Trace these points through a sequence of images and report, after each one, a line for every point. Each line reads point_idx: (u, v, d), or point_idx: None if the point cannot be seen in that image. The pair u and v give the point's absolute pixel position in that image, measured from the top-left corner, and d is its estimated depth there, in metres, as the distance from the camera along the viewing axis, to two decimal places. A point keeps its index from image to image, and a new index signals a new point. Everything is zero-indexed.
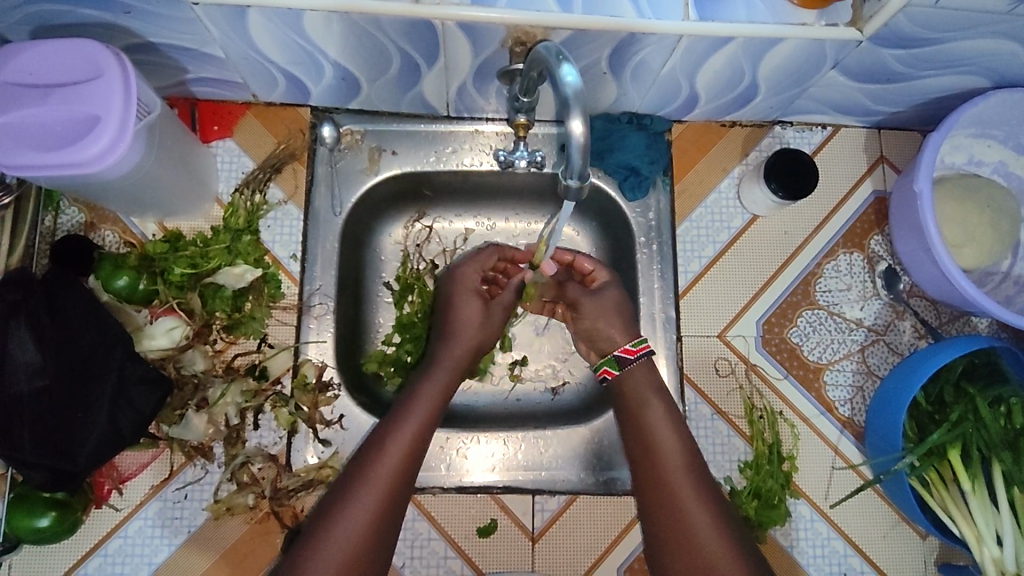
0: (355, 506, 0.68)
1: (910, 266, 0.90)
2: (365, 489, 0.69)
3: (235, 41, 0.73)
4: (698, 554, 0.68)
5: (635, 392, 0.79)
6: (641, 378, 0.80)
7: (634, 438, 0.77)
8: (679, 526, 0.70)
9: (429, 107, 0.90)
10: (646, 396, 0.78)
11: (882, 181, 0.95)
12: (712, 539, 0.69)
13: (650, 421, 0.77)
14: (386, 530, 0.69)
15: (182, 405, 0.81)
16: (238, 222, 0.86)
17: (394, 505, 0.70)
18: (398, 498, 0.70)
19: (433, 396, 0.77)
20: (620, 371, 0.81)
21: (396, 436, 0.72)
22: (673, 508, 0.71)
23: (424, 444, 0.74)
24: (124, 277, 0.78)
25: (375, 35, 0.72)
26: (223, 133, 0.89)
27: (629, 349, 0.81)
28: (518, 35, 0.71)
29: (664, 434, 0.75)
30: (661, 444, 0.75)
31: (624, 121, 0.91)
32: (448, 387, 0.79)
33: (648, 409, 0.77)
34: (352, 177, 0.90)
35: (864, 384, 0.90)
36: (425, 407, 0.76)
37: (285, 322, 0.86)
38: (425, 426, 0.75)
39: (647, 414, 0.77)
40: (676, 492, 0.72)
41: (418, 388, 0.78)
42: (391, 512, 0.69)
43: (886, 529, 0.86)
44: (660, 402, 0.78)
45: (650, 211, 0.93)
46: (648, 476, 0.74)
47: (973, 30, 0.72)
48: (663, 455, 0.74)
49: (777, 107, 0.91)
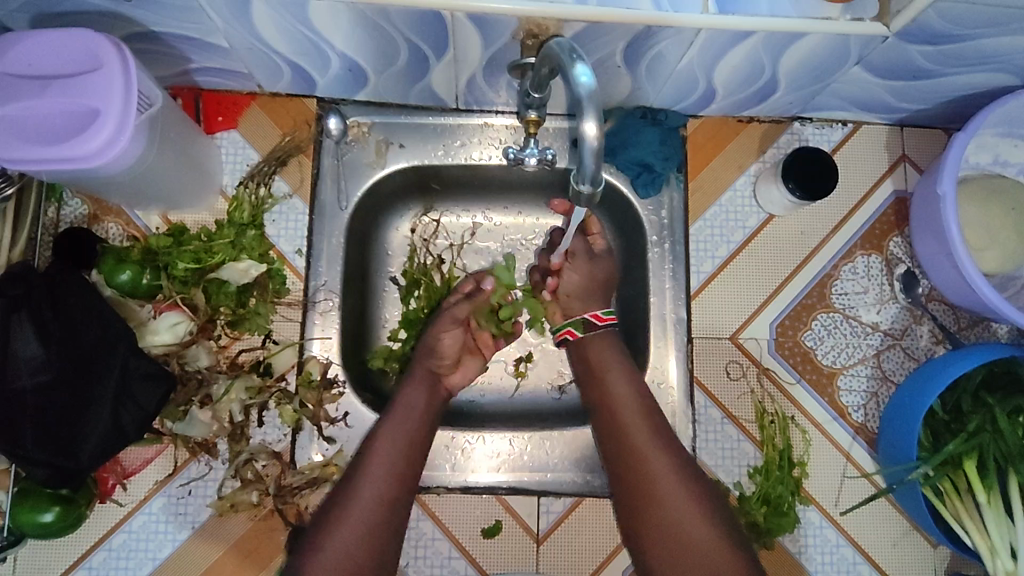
0: (349, 522, 0.69)
1: (930, 269, 0.87)
2: (357, 505, 0.70)
3: (240, 31, 0.71)
4: (661, 510, 0.71)
5: (600, 364, 0.81)
6: (604, 348, 0.82)
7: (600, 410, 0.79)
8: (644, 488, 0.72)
9: (438, 99, 0.88)
10: (608, 364, 0.80)
11: (904, 181, 0.93)
12: (676, 495, 0.71)
13: (614, 389, 0.79)
14: (384, 545, 0.70)
15: (187, 401, 0.80)
16: (242, 216, 0.84)
17: (400, 493, 0.72)
18: (393, 514, 0.71)
19: (416, 410, 0.78)
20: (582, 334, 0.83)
21: (381, 450, 0.74)
22: (636, 466, 0.73)
23: (411, 458, 0.75)
24: (128, 271, 0.77)
25: (382, 26, 0.70)
26: (228, 125, 0.87)
27: (599, 316, 0.83)
28: (530, 28, 0.69)
29: (625, 398, 0.78)
30: (623, 409, 0.77)
31: (638, 116, 0.88)
32: (431, 402, 0.81)
33: (613, 379, 0.79)
34: (359, 170, 0.89)
35: (879, 390, 0.88)
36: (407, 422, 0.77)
37: (290, 317, 0.85)
38: (411, 442, 0.76)
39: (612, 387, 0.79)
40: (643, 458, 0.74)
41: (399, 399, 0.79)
42: (386, 529, 0.70)
43: (897, 537, 0.85)
44: (621, 368, 0.80)
45: (663, 209, 0.90)
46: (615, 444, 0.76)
47: (1005, 27, 0.68)
48: (625, 420, 0.76)
49: (796, 103, 0.88)
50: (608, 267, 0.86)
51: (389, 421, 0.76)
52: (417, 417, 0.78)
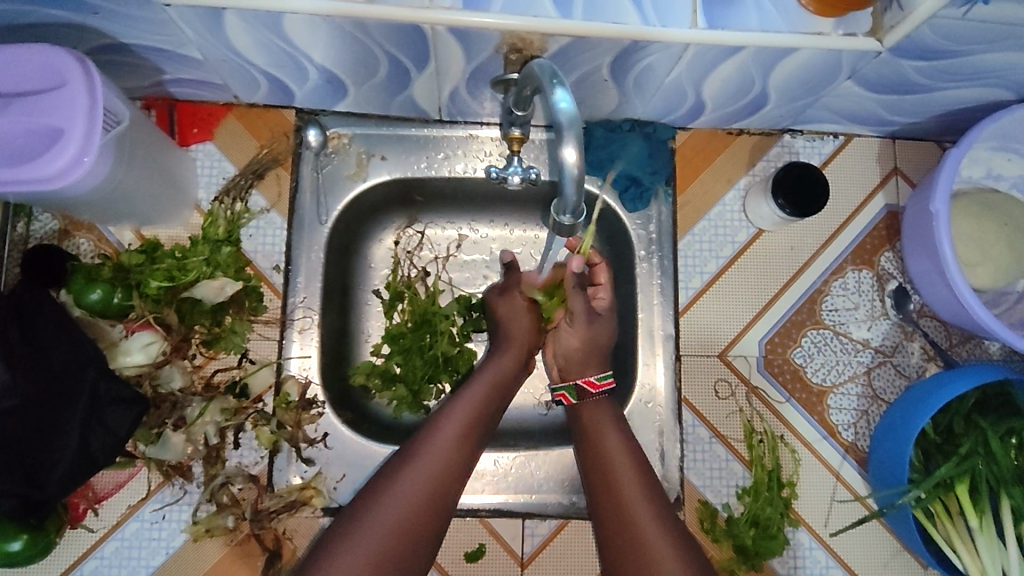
0: (387, 515, 0.63)
1: (921, 285, 0.86)
2: (399, 495, 0.65)
3: (213, 43, 0.69)
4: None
5: (594, 426, 0.77)
6: (600, 411, 0.78)
7: (591, 467, 0.74)
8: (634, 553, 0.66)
9: (421, 110, 0.85)
10: (604, 425, 0.77)
11: (895, 195, 0.91)
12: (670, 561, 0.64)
13: (607, 451, 0.74)
14: (416, 549, 0.64)
15: (159, 423, 0.77)
16: (218, 232, 0.81)
17: (440, 499, 0.67)
18: (433, 518, 0.66)
19: (475, 409, 0.74)
20: (576, 400, 0.79)
21: (436, 448, 0.69)
22: (630, 534, 0.68)
23: (463, 461, 0.70)
24: (99, 291, 0.75)
25: (361, 39, 0.67)
26: (203, 136, 0.85)
27: (593, 382, 0.79)
28: (513, 41, 0.66)
29: (620, 464, 0.73)
30: (616, 466, 0.73)
31: (626, 129, 0.86)
32: (494, 405, 0.77)
33: (607, 437, 0.76)
34: (339, 183, 0.86)
35: (869, 409, 0.86)
36: (465, 422, 0.73)
37: (267, 336, 0.83)
38: (465, 446, 0.71)
39: (606, 443, 0.75)
40: (636, 519, 0.68)
41: (461, 395, 0.76)
42: (422, 531, 0.65)
43: (886, 557, 0.84)
44: (615, 424, 0.77)
45: (652, 223, 0.88)
46: (605, 504, 0.71)
47: (1000, 43, 0.67)
48: (620, 483, 0.71)
49: (787, 116, 0.86)
50: (608, 332, 0.81)
51: (448, 419, 0.72)
52: (477, 419, 0.74)
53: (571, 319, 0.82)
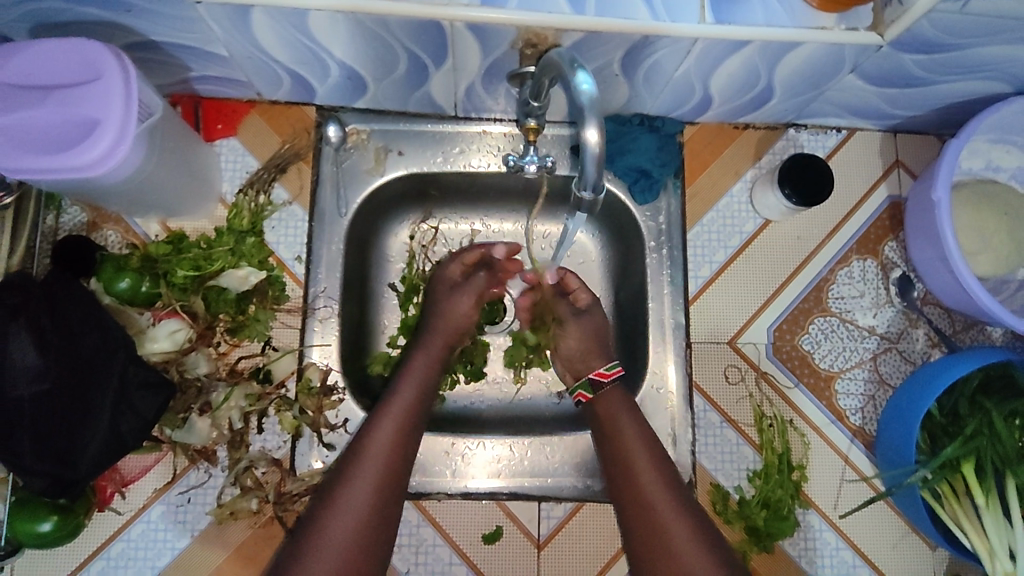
0: (338, 523, 0.66)
1: (925, 273, 0.88)
2: (348, 504, 0.67)
3: (240, 40, 0.72)
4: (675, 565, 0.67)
5: (609, 415, 0.78)
6: (615, 399, 0.80)
7: (609, 458, 0.76)
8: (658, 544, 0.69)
9: (437, 106, 0.88)
10: (619, 413, 0.78)
11: (898, 186, 0.94)
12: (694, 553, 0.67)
13: (625, 437, 0.76)
14: (373, 550, 0.66)
15: (185, 408, 0.79)
16: (241, 223, 0.84)
17: (389, 488, 0.70)
18: (382, 518, 0.68)
19: (408, 406, 0.75)
20: (593, 394, 0.81)
21: (374, 451, 0.70)
22: (652, 526, 0.70)
23: (402, 459, 0.71)
24: (127, 279, 0.77)
25: (381, 35, 0.70)
26: (227, 132, 0.88)
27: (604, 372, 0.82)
28: (529, 37, 0.69)
29: (635, 450, 0.74)
30: (633, 456, 0.74)
31: (636, 123, 0.89)
32: (424, 399, 0.77)
33: (624, 427, 0.76)
34: (358, 176, 0.89)
35: (876, 393, 0.88)
36: (400, 421, 0.74)
37: (290, 324, 0.85)
38: (403, 444, 0.72)
39: (622, 432, 0.76)
40: (656, 511, 0.70)
41: (394, 394, 0.76)
42: (376, 531, 0.67)
43: (895, 539, 0.85)
44: (628, 413, 0.78)
45: (661, 215, 0.91)
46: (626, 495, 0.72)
47: (996, 36, 0.70)
48: (637, 474, 0.73)
49: (791, 110, 0.89)
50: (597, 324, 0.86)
51: (382, 422, 0.73)
52: (411, 413, 0.75)
53: (562, 325, 0.86)
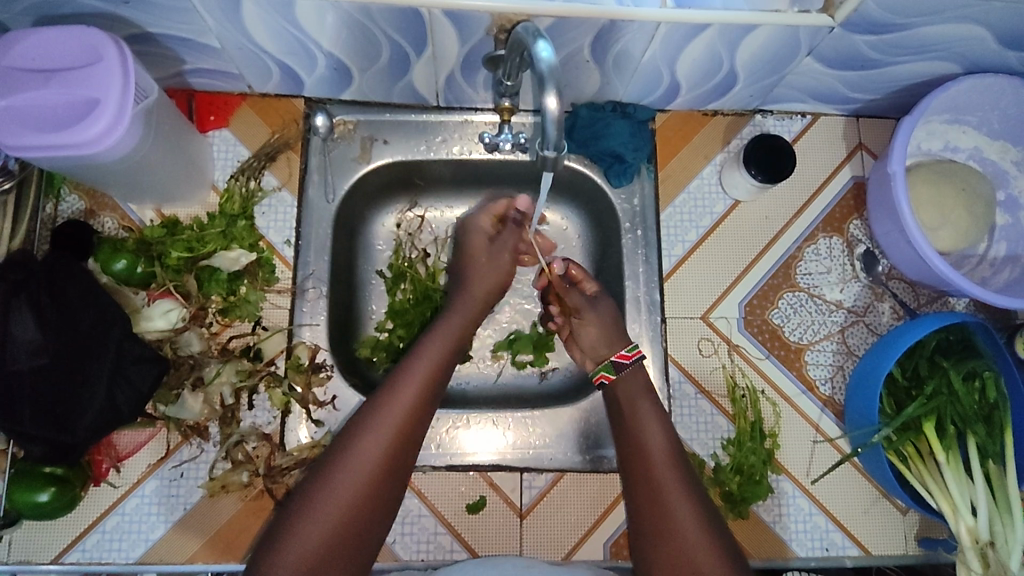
0: (346, 477, 0.67)
1: (888, 248, 0.93)
2: (368, 443, 0.69)
3: (232, 31, 0.76)
4: (677, 544, 0.69)
5: (629, 398, 0.82)
6: (634, 384, 0.83)
7: (624, 439, 0.79)
8: (660, 520, 0.71)
9: (420, 97, 0.93)
10: (639, 397, 0.81)
11: (861, 167, 0.98)
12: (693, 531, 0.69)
13: (641, 418, 0.79)
14: (390, 483, 0.69)
15: (179, 384, 0.83)
16: (233, 207, 0.88)
17: (410, 434, 0.72)
18: (404, 454, 0.71)
19: (432, 370, 0.76)
20: (616, 375, 0.84)
21: (398, 399, 0.73)
22: (656, 501, 0.72)
23: (421, 415, 0.73)
24: (123, 260, 0.81)
25: (364, 23, 0.75)
26: (219, 123, 0.92)
27: (625, 354, 0.85)
28: (502, 23, 0.74)
29: (651, 431, 0.78)
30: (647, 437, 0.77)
31: (609, 109, 0.93)
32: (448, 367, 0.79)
33: (642, 410, 0.80)
34: (345, 164, 0.93)
35: (844, 364, 0.92)
36: (429, 371, 0.76)
37: (280, 304, 0.88)
38: (422, 408, 0.73)
39: (641, 414, 0.79)
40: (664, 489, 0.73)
41: (426, 343, 0.80)
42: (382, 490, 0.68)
43: (867, 504, 0.88)
44: (647, 399, 0.81)
45: (635, 198, 0.96)
46: (637, 476, 0.75)
47: (938, 16, 0.75)
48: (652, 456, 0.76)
49: (757, 95, 0.93)
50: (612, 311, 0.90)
51: (412, 368, 0.76)
52: (433, 378, 0.76)
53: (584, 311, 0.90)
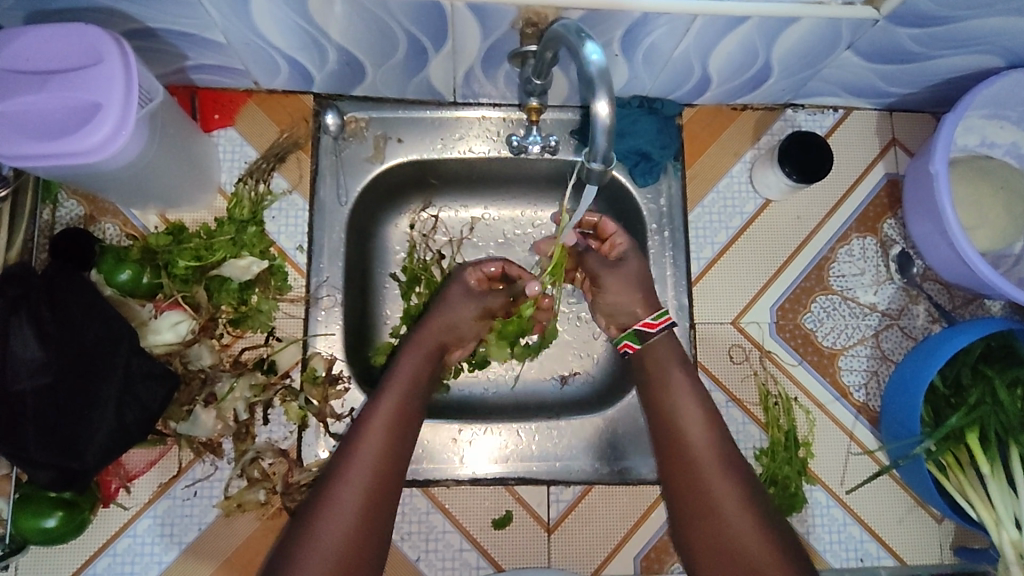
0: (329, 529, 0.66)
1: (924, 248, 0.89)
2: (363, 456, 0.70)
3: (237, 25, 0.71)
4: (719, 525, 0.69)
5: (657, 365, 0.79)
6: (664, 351, 0.79)
7: (658, 417, 0.77)
8: (701, 499, 0.71)
9: (436, 92, 0.88)
10: (667, 365, 0.79)
11: (895, 164, 0.94)
12: (733, 512, 0.69)
13: (672, 392, 0.77)
14: (390, 491, 0.70)
15: (190, 400, 0.79)
16: (242, 213, 0.84)
17: (400, 444, 0.73)
18: (396, 464, 0.72)
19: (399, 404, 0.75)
20: (641, 345, 0.80)
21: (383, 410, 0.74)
22: (696, 481, 0.72)
23: (407, 423, 0.74)
24: (127, 271, 0.76)
25: (380, 15, 0.69)
26: (224, 122, 0.87)
27: (649, 322, 0.80)
28: (529, 16, 0.69)
29: (687, 406, 0.76)
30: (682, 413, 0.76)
31: (635, 105, 0.89)
32: (417, 397, 0.77)
33: (672, 382, 0.77)
34: (358, 165, 0.88)
35: (878, 369, 0.89)
36: (409, 381, 0.77)
37: (293, 314, 0.84)
38: (392, 445, 0.72)
39: (673, 390, 0.77)
40: (703, 470, 0.72)
41: (408, 352, 0.80)
42: (370, 535, 0.67)
43: (902, 513, 0.86)
44: (679, 368, 0.78)
45: (662, 197, 0.91)
46: (675, 458, 0.74)
47: (990, 8, 0.70)
48: (688, 434, 0.74)
49: (789, 89, 0.89)
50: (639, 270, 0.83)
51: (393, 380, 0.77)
52: (410, 395, 0.76)
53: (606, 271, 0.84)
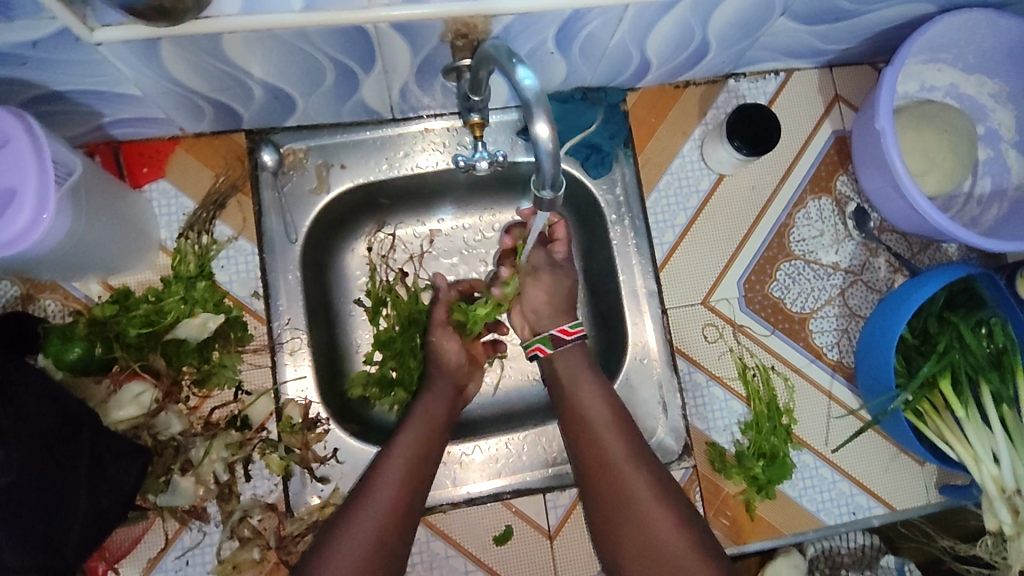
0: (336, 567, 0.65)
1: (878, 202, 0.90)
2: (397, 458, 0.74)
3: (150, 76, 0.67)
4: (639, 519, 0.69)
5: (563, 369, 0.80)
6: (574, 356, 0.80)
7: (568, 419, 0.77)
8: (616, 497, 0.71)
9: (372, 112, 0.84)
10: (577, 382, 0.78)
11: (841, 121, 0.95)
12: (653, 508, 0.70)
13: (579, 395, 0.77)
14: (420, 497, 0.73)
15: (166, 470, 0.77)
16: (188, 269, 0.80)
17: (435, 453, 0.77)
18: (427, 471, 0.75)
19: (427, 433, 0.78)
20: (553, 350, 0.81)
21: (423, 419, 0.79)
22: (612, 479, 0.72)
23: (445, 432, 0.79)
24: (78, 348, 0.73)
25: (301, 48, 0.66)
26: (155, 175, 0.83)
27: (567, 329, 0.81)
28: (458, 27, 0.66)
29: (595, 405, 0.76)
30: (591, 413, 0.76)
31: (578, 98, 0.87)
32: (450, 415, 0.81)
33: (580, 385, 0.78)
34: (302, 198, 0.85)
35: (848, 326, 0.91)
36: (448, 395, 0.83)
37: (258, 364, 0.81)
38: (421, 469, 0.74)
39: (580, 392, 0.77)
40: (618, 467, 0.72)
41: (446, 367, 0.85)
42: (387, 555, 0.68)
43: (887, 462, 0.89)
44: (585, 370, 0.79)
45: (617, 186, 0.91)
46: (591, 459, 0.74)
47: None
48: (599, 432, 0.75)
49: (729, 61, 0.88)
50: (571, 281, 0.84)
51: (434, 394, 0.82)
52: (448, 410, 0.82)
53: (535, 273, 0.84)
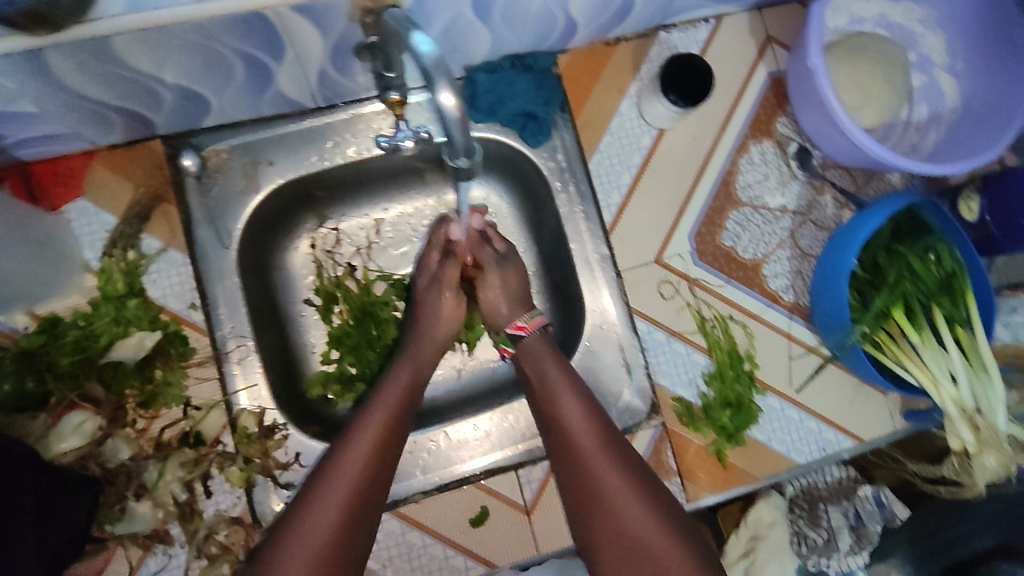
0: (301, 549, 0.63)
1: (819, 140, 0.90)
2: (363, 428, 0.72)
3: (43, 89, 0.62)
4: (618, 517, 0.70)
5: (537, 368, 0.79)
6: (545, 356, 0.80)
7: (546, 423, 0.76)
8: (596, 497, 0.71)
9: (294, 102, 0.81)
10: (551, 378, 0.78)
11: (775, 62, 0.93)
12: (633, 506, 0.70)
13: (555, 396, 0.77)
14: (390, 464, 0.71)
15: (119, 499, 0.74)
16: (117, 287, 0.76)
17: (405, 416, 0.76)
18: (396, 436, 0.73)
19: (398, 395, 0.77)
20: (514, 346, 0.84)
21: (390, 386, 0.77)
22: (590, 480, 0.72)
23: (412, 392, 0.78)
24: (6, 385, 0.70)
25: (201, 43, 0.62)
26: (70, 193, 0.78)
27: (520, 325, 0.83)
28: (365, 4, 0.62)
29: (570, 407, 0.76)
30: (568, 415, 0.75)
31: (508, 67, 0.84)
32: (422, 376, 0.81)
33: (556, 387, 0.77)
34: (231, 201, 0.81)
35: (801, 267, 0.91)
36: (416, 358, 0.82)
37: (205, 377, 0.78)
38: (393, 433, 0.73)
39: (555, 393, 0.76)
40: (596, 467, 0.72)
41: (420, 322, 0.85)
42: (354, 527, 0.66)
43: (851, 395, 0.90)
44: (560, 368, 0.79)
45: (558, 153, 0.88)
46: (569, 460, 0.73)
47: None
48: (575, 433, 0.74)
49: (657, 12, 0.86)
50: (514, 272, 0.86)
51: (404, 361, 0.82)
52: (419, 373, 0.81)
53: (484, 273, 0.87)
